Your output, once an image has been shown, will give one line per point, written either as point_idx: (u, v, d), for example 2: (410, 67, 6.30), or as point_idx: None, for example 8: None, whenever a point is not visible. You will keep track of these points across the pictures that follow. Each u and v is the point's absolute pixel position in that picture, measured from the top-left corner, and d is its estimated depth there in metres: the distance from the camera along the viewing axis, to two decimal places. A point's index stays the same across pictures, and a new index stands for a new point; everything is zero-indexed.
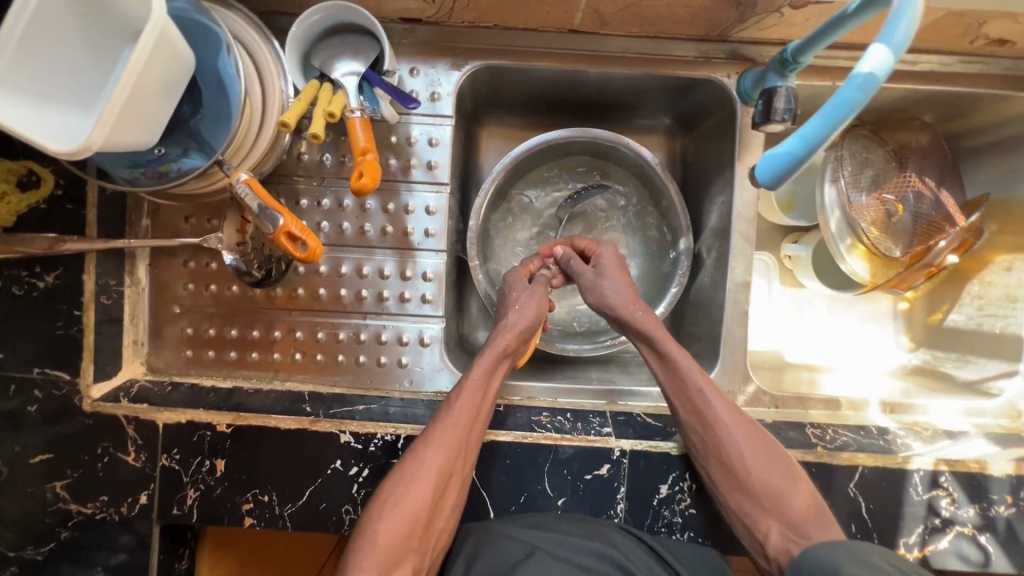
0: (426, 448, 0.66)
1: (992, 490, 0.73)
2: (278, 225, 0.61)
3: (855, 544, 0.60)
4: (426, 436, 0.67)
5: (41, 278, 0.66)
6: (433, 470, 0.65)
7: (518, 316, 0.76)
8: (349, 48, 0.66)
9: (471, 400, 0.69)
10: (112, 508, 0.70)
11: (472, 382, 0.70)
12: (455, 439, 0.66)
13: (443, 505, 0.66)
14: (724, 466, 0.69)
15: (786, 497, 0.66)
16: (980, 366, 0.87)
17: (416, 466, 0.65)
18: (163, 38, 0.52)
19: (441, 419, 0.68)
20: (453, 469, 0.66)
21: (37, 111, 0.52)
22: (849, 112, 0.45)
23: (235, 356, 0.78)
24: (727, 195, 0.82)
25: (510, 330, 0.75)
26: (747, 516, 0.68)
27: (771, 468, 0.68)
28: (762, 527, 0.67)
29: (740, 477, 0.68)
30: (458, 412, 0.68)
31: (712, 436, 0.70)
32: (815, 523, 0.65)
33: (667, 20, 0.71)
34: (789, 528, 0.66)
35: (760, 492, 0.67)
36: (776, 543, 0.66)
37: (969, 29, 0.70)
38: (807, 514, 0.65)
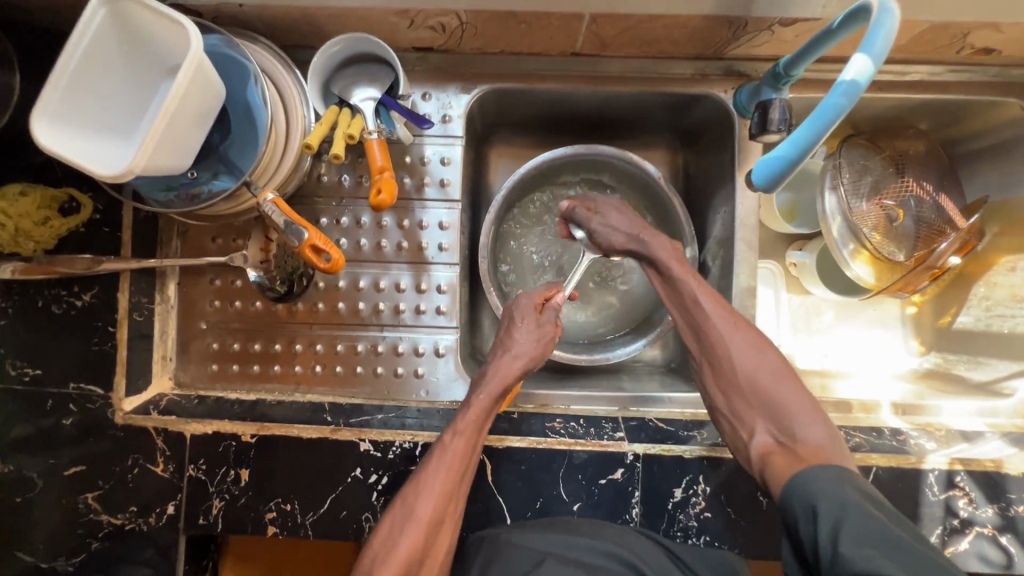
0: (418, 493, 0.64)
1: (1010, 489, 0.73)
2: (304, 239, 0.64)
3: (828, 472, 0.57)
4: (418, 478, 0.65)
5: (78, 296, 0.72)
6: (422, 518, 0.62)
7: (519, 347, 0.76)
8: (366, 76, 0.71)
9: (466, 441, 0.68)
10: (141, 518, 0.72)
11: (467, 424, 0.69)
12: (446, 484, 0.65)
13: (434, 554, 0.62)
14: (721, 373, 0.71)
15: (780, 398, 0.67)
16: (992, 367, 0.87)
17: (407, 512, 0.63)
18: (199, 70, 0.57)
19: (433, 462, 0.66)
20: (442, 515, 0.64)
21: (84, 141, 0.57)
22: (836, 117, 0.48)
23: (258, 370, 0.81)
24: (729, 205, 0.85)
25: (508, 367, 0.74)
26: (739, 427, 0.69)
27: (765, 371, 0.68)
28: (748, 425, 0.68)
29: (734, 378, 0.69)
30: (451, 454, 0.66)
31: (708, 336, 0.72)
32: (812, 428, 0.64)
33: (664, 40, 0.75)
34: (780, 426, 0.66)
35: (754, 395, 0.68)
36: (762, 439, 0.66)
37: (955, 39, 0.73)
38: (802, 418, 0.65)
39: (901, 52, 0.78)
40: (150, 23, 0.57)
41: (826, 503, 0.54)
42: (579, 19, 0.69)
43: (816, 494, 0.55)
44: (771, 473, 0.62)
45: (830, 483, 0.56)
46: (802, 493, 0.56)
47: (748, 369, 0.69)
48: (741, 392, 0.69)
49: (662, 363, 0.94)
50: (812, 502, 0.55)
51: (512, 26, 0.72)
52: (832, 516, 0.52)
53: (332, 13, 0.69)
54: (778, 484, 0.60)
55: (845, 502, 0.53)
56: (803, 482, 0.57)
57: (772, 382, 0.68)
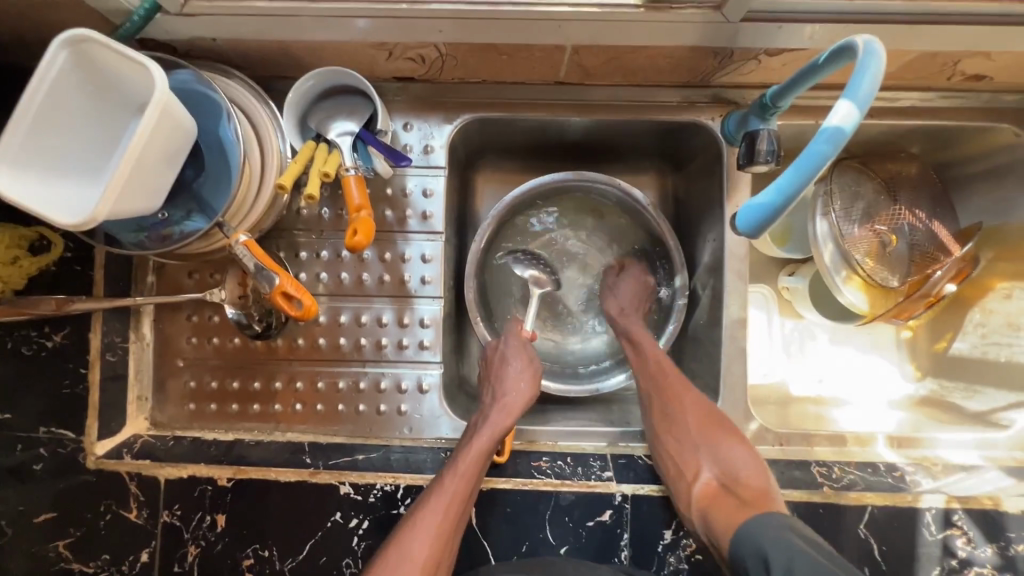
0: (412, 529, 0.63)
1: (1009, 527, 0.71)
2: (275, 285, 0.63)
3: (772, 519, 0.58)
4: (414, 521, 0.63)
5: (49, 338, 0.68)
6: (417, 563, 0.60)
7: (513, 395, 0.76)
8: (343, 109, 0.69)
9: (466, 482, 0.66)
10: (113, 567, 0.70)
11: (467, 464, 0.67)
12: (444, 528, 0.63)
13: None
14: (671, 420, 0.74)
15: (724, 444, 0.70)
16: (989, 396, 0.85)
17: (401, 556, 0.61)
18: (166, 112, 0.55)
19: (432, 504, 0.64)
20: (437, 561, 0.62)
21: (48, 186, 0.55)
22: (821, 163, 0.46)
23: (237, 409, 0.78)
24: (718, 233, 0.84)
25: (509, 411, 0.74)
26: (683, 467, 0.70)
27: (707, 418, 0.72)
28: (691, 467, 0.69)
29: (683, 423, 0.73)
30: (451, 496, 0.65)
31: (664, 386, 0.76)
32: (747, 470, 0.67)
33: (648, 70, 0.74)
34: (718, 467, 0.69)
35: (698, 439, 0.71)
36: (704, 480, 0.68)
37: (946, 67, 0.72)
38: (734, 459, 0.69)
39: (891, 79, 0.77)
40: (115, 64, 0.55)
41: (772, 543, 0.55)
42: (561, 50, 0.68)
43: (763, 535, 0.56)
44: (715, 517, 0.63)
45: (775, 526, 0.57)
46: (751, 540, 0.57)
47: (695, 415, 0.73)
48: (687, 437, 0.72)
49: None
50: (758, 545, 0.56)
51: (493, 57, 0.70)
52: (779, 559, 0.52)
53: (308, 46, 0.67)
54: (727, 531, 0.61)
55: (786, 543, 0.54)
56: (749, 527, 0.58)
57: (715, 428, 0.72)
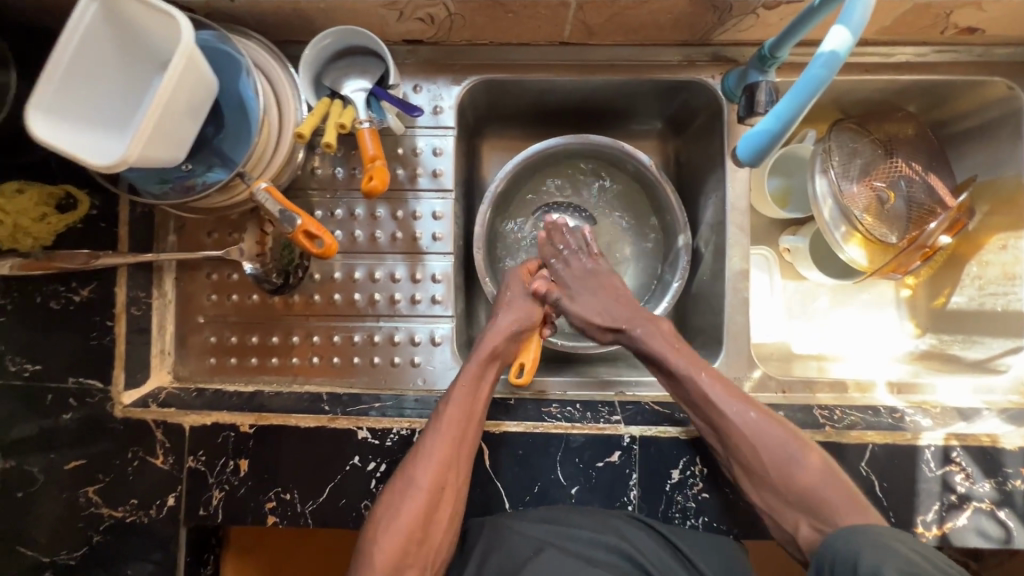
0: (415, 463, 0.67)
1: (1007, 464, 0.73)
2: (297, 224, 0.65)
3: (867, 535, 0.58)
4: (416, 449, 0.68)
5: (76, 292, 0.72)
6: (422, 486, 0.65)
7: (505, 317, 0.79)
8: (357, 68, 0.72)
9: (460, 408, 0.70)
10: (141, 511, 0.72)
11: (459, 395, 0.71)
12: (445, 453, 0.67)
13: (438, 519, 0.66)
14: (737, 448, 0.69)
15: (787, 454, 0.67)
16: (987, 345, 0.87)
17: (408, 482, 0.66)
18: (192, 61, 0.58)
19: (431, 432, 0.69)
20: (444, 482, 0.66)
21: (80, 132, 0.58)
22: (817, 88, 0.48)
23: (257, 362, 0.81)
24: (720, 189, 0.86)
25: (499, 332, 0.78)
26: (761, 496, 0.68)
27: (784, 446, 0.68)
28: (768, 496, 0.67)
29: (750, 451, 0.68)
30: (447, 424, 0.69)
31: (716, 420, 0.70)
32: (845, 510, 0.63)
33: (650, 27, 0.76)
34: (816, 515, 0.65)
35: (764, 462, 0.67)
36: (804, 532, 0.65)
37: (938, 18, 0.74)
38: (822, 487, 0.65)
39: (885, 34, 0.79)
40: (141, 17, 0.58)
41: (869, 549, 0.56)
42: (565, 7, 0.70)
43: (859, 545, 0.57)
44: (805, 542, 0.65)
45: (876, 536, 0.58)
46: (843, 544, 0.59)
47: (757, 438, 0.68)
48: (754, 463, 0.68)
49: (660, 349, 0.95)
50: (853, 553, 0.57)
51: (500, 15, 0.73)
52: (872, 554, 0.55)
53: (322, 6, 0.70)
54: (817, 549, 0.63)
55: (882, 545, 0.56)
56: (844, 539, 0.59)
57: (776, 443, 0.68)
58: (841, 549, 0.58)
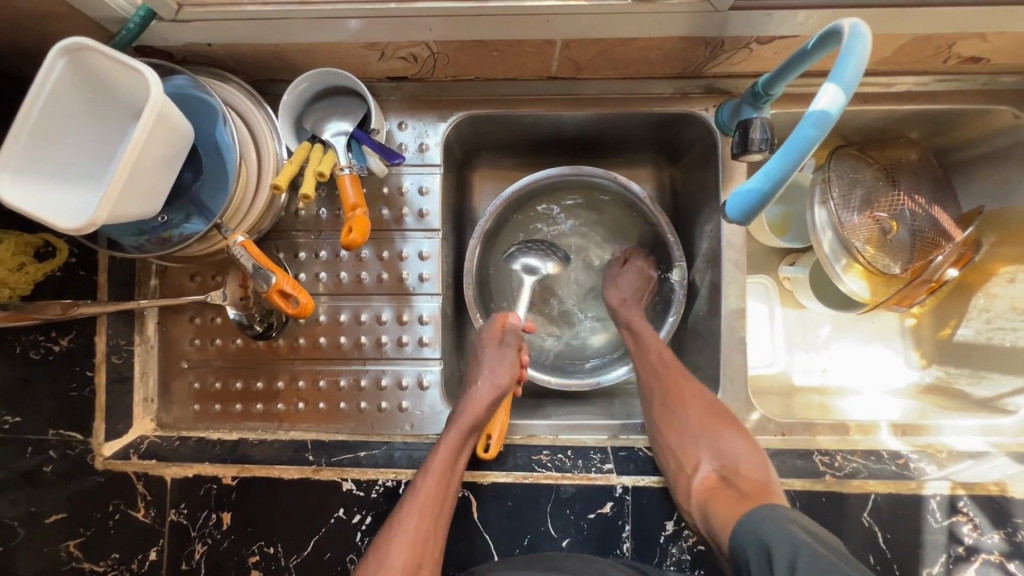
0: (388, 539, 0.63)
1: (1016, 513, 0.70)
2: (272, 283, 0.64)
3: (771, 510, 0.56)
4: (391, 526, 0.64)
5: (57, 341, 0.70)
6: (399, 565, 0.61)
7: (485, 379, 0.75)
8: (338, 110, 0.70)
9: (438, 481, 0.66)
10: (122, 565, 0.71)
11: (437, 464, 0.67)
12: (422, 529, 0.63)
13: None
14: (671, 411, 0.75)
15: (723, 430, 0.70)
16: (995, 382, 0.84)
17: (381, 562, 0.61)
18: (162, 116, 0.56)
19: (405, 504, 0.65)
20: (421, 559, 0.62)
21: (48, 193, 0.56)
22: (808, 147, 0.46)
23: (241, 408, 0.80)
24: (715, 224, 0.83)
25: (474, 402, 0.73)
26: (683, 461, 0.69)
27: (723, 423, 0.71)
28: (692, 458, 0.69)
29: (682, 416, 0.73)
30: (425, 500, 0.65)
31: (665, 380, 0.77)
32: (750, 463, 0.66)
33: (639, 62, 0.74)
34: (721, 464, 0.68)
35: (696, 429, 0.71)
36: (704, 475, 0.67)
37: (940, 50, 0.71)
38: (744, 458, 0.67)
39: (885, 64, 0.76)
40: (110, 72, 0.56)
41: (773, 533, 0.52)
42: (551, 45, 0.68)
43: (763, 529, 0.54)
44: (714, 510, 0.61)
45: (780, 520, 0.54)
46: (750, 529, 0.55)
47: (694, 406, 0.73)
48: (682, 427, 0.72)
49: None
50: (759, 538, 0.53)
51: (484, 54, 0.71)
52: (782, 545, 0.51)
53: (301, 49, 0.68)
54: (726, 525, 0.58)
55: (790, 535, 0.51)
56: (752, 517, 0.56)
57: (715, 423, 0.71)
58: (750, 530, 0.55)
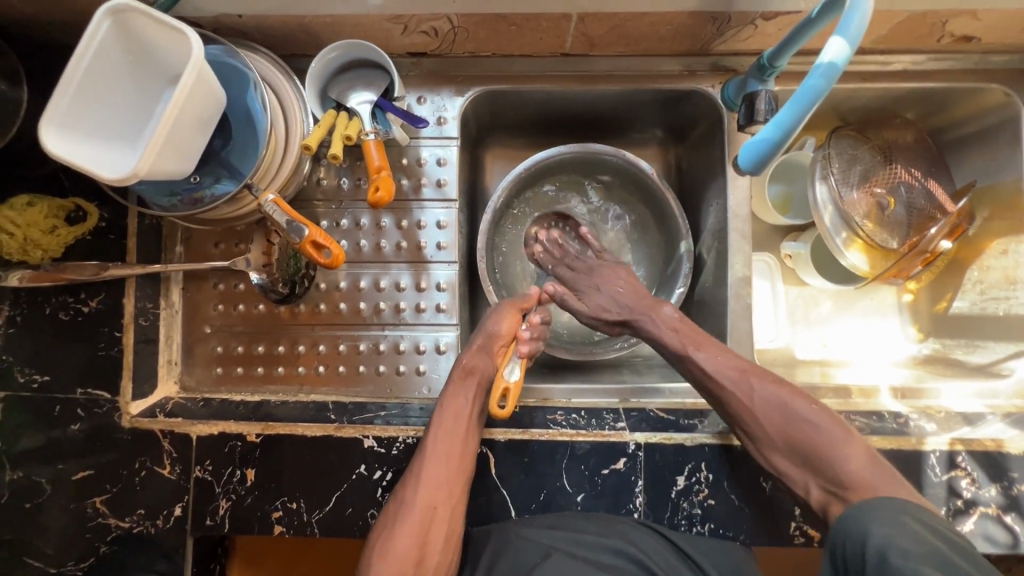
0: (406, 486, 0.67)
1: (1012, 468, 0.73)
2: (304, 235, 0.66)
3: (887, 503, 0.58)
4: (408, 474, 0.68)
5: (85, 303, 0.74)
6: (415, 507, 0.65)
7: (477, 335, 0.79)
8: (362, 80, 0.74)
9: (446, 426, 0.69)
10: (148, 521, 0.72)
11: (441, 414, 0.71)
12: (432, 471, 0.67)
13: (433, 540, 0.65)
14: (752, 424, 0.69)
15: (809, 430, 0.66)
16: (990, 350, 0.88)
17: (400, 504, 0.66)
18: (202, 76, 0.59)
19: (419, 457, 0.69)
20: (436, 501, 0.66)
21: (90, 147, 0.59)
22: (816, 98, 0.50)
23: (262, 372, 0.82)
24: (721, 197, 0.87)
25: (474, 351, 0.77)
26: (789, 479, 0.68)
27: (818, 429, 0.66)
28: (794, 476, 0.67)
29: (761, 429, 0.69)
30: (435, 449, 0.68)
31: (730, 401, 0.71)
32: (852, 461, 0.63)
33: (650, 38, 0.77)
34: (823, 474, 0.65)
35: (783, 437, 0.67)
36: (814, 491, 0.66)
37: (933, 28, 0.75)
38: (843, 461, 0.64)
39: (882, 43, 0.80)
40: (153, 34, 0.59)
41: (881, 528, 0.55)
42: (568, 19, 0.72)
43: (871, 521, 0.57)
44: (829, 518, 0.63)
45: (888, 512, 0.57)
46: (858, 519, 0.58)
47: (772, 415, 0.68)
48: (771, 437, 0.68)
49: (662, 357, 0.94)
50: (861, 529, 0.57)
51: (503, 29, 0.74)
52: (882, 530, 0.55)
53: (328, 21, 0.71)
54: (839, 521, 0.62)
55: (897, 525, 0.55)
56: (858, 515, 0.58)
57: (807, 427, 0.66)
58: (856, 519, 0.58)
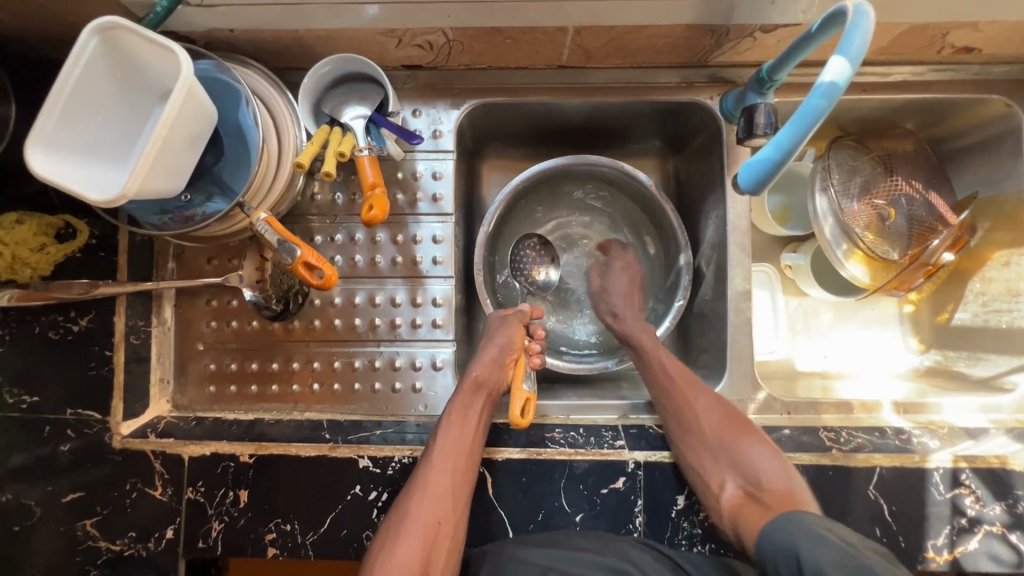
0: (410, 499, 0.66)
1: (1016, 485, 0.72)
2: (297, 256, 0.65)
3: (811, 516, 0.60)
4: (410, 486, 0.67)
5: (76, 321, 0.72)
6: (420, 520, 0.64)
7: (485, 347, 0.77)
8: (356, 95, 0.73)
9: (453, 437, 0.69)
10: (139, 544, 0.71)
11: (448, 425, 0.70)
12: (438, 485, 0.66)
13: (437, 555, 0.64)
14: (688, 420, 0.73)
15: (738, 438, 0.71)
16: (993, 362, 0.87)
17: (403, 518, 0.65)
18: (191, 94, 0.57)
19: (422, 468, 0.68)
20: (441, 516, 0.65)
21: (77, 167, 0.57)
22: (817, 118, 0.49)
23: (256, 390, 0.81)
24: (720, 210, 0.86)
25: (483, 363, 0.76)
26: (707, 479, 0.70)
27: (745, 437, 0.71)
28: (713, 476, 0.70)
29: (695, 426, 0.73)
30: (440, 461, 0.67)
31: (672, 394, 0.76)
32: (770, 470, 0.68)
33: (648, 51, 0.76)
34: (742, 476, 0.69)
35: (713, 438, 0.72)
36: (728, 492, 0.69)
37: (934, 40, 0.74)
38: (764, 466, 0.68)
39: (882, 54, 0.80)
40: (142, 51, 0.57)
41: (806, 542, 0.56)
42: (563, 33, 0.71)
43: (797, 535, 0.57)
44: (745, 526, 0.65)
45: (809, 524, 0.58)
46: (782, 534, 0.59)
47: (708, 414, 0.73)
48: (701, 438, 0.72)
49: None
50: (790, 543, 0.57)
51: (498, 42, 0.73)
52: (808, 544, 0.56)
53: (321, 35, 0.70)
54: (754, 534, 0.63)
55: (820, 537, 0.56)
56: (780, 527, 0.60)
57: (735, 434, 0.72)
58: (782, 533, 0.59)
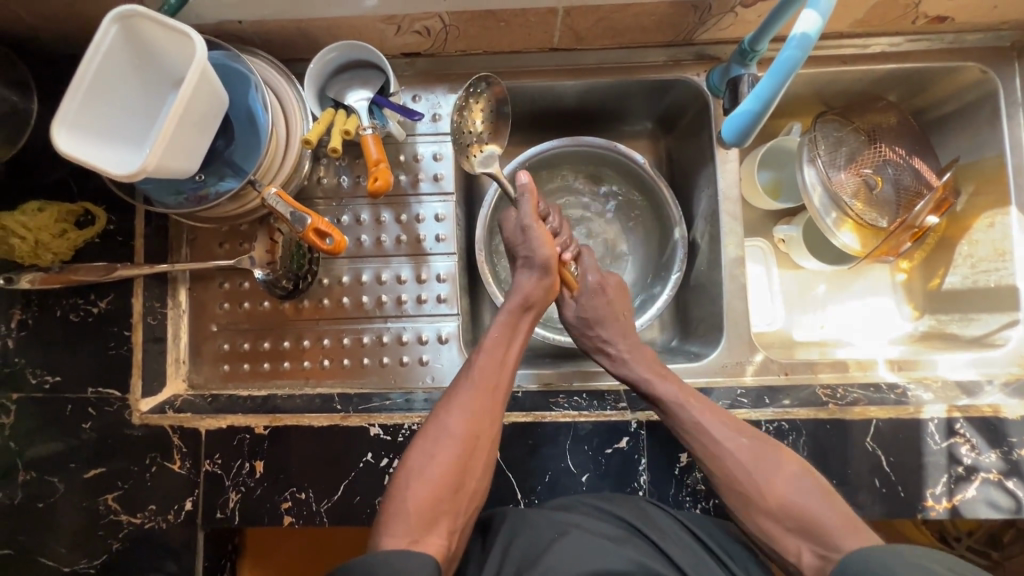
0: (448, 411, 0.69)
1: (1010, 433, 0.74)
2: (307, 223, 0.69)
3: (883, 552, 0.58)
4: (449, 399, 0.70)
5: (95, 303, 0.76)
6: (455, 433, 0.67)
7: (524, 264, 0.77)
8: (359, 79, 0.77)
9: (492, 357, 0.72)
10: (159, 516, 0.73)
11: (491, 341, 0.74)
12: (475, 399, 0.69)
13: (470, 468, 0.67)
14: (736, 473, 0.69)
15: (785, 484, 0.67)
16: (983, 322, 0.89)
17: (441, 429, 0.68)
18: (204, 76, 0.61)
19: (463, 381, 0.71)
20: (478, 430, 0.68)
21: (98, 147, 0.61)
22: (791, 70, 0.53)
23: (269, 367, 0.83)
24: (711, 182, 0.89)
25: (523, 285, 0.77)
26: (775, 540, 0.67)
27: (806, 489, 0.66)
28: (784, 542, 0.66)
29: (749, 483, 0.68)
30: (478, 375, 0.71)
31: (716, 448, 0.70)
32: (829, 517, 0.64)
33: (635, 30, 0.80)
34: (813, 541, 0.64)
35: (767, 495, 0.67)
36: (803, 555, 0.64)
37: (907, 8, 0.78)
38: (840, 534, 0.62)
39: (858, 27, 0.83)
40: (159, 39, 0.61)
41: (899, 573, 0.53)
42: (554, 14, 0.75)
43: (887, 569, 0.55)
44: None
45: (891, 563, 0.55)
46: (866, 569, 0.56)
47: (756, 471, 0.68)
48: (756, 495, 0.68)
49: (662, 344, 0.97)
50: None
51: (492, 25, 0.77)
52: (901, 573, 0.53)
53: (324, 24, 0.74)
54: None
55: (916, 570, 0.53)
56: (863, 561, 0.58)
57: (790, 490, 0.66)
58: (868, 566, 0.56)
